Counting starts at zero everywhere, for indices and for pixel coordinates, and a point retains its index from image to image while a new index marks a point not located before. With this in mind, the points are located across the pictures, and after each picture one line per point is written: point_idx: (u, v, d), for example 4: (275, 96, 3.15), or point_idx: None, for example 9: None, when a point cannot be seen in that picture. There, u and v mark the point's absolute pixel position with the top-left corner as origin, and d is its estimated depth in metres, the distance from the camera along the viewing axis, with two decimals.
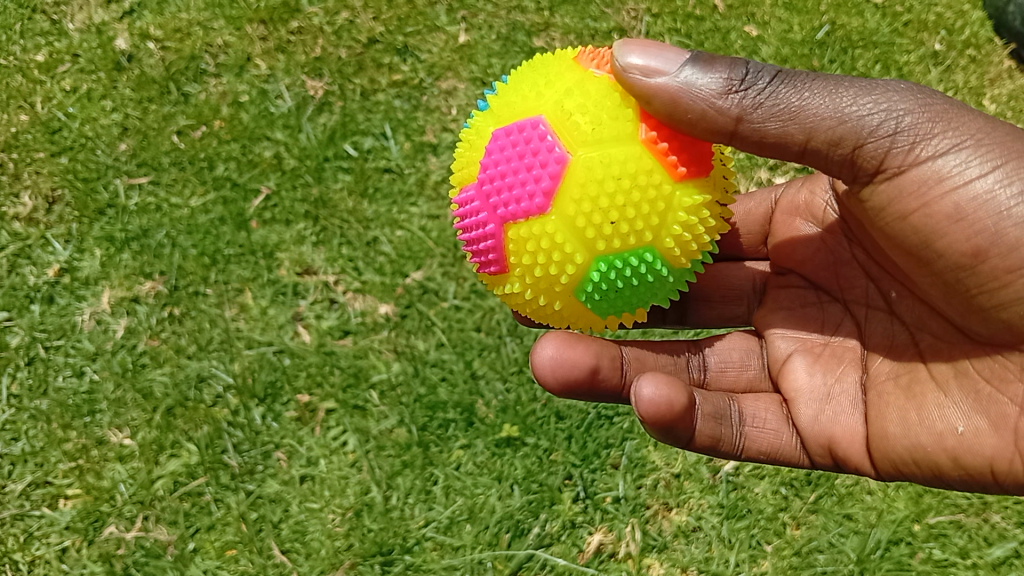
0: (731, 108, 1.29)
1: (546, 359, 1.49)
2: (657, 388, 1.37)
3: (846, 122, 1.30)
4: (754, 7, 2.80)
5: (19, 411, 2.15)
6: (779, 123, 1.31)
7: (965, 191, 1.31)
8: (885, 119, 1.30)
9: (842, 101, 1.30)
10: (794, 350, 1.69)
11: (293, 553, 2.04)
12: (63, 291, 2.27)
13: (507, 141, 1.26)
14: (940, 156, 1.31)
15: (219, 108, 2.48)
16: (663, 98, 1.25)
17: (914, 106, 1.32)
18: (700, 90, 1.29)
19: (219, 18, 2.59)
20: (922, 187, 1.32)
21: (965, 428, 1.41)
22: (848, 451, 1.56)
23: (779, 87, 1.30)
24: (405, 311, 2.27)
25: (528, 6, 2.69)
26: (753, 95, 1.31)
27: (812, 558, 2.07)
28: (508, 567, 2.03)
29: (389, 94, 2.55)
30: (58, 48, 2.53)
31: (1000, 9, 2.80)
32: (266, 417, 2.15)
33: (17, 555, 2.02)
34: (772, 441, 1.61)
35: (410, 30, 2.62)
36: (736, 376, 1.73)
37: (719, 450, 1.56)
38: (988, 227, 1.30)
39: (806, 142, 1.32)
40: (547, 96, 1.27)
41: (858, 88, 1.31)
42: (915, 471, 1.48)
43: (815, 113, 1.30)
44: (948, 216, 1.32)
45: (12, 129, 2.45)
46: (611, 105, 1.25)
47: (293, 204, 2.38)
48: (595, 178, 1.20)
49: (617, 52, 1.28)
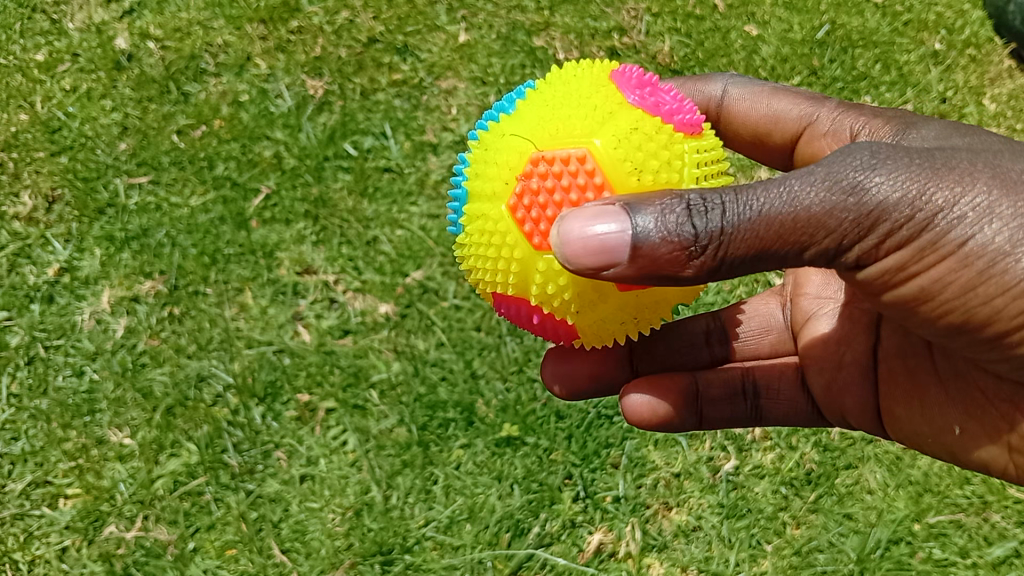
0: (696, 255, 1.11)
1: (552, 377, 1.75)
2: (642, 403, 1.66)
3: (820, 232, 1.13)
4: (754, 6, 2.80)
5: (19, 410, 2.15)
6: (763, 245, 1.11)
7: (960, 267, 1.18)
8: (859, 218, 1.13)
9: (809, 209, 1.12)
10: (815, 313, 1.69)
11: (292, 552, 2.04)
12: (63, 291, 2.27)
13: (514, 310, 1.33)
14: (935, 222, 1.15)
15: (219, 107, 2.48)
16: (628, 278, 1.14)
17: (892, 189, 1.14)
18: (661, 246, 1.10)
19: (219, 17, 2.59)
20: (928, 264, 1.18)
21: (961, 431, 1.45)
22: (858, 417, 1.64)
23: (728, 207, 1.10)
24: (405, 311, 2.27)
25: (528, 6, 2.69)
26: (719, 227, 1.10)
27: (812, 558, 2.07)
28: (508, 567, 2.03)
29: (389, 93, 2.55)
30: (58, 47, 2.53)
31: (1000, 8, 2.79)
32: (266, 416, 2.15)
33: (17, 555, 2.02)
34: (790, 408, 1.72)
35: (410, 30, 2.62)
36: (760, 342, 1.79)
37: (732, 424, 1.73)
38: (1003, 289, 1.18)
39: (786, 261, 1.16)
40: (517, 281, 1.23)
41: (823, 187, 1.13)
42: (918, 448, 1.58)
43: (781, 227, 1.11)
44: (961, 286, 1.19)
45: (11, 129, 2.45)
46: (580, 286, 1.21)
47: (293, 203, 2.38)
48: (601, 340, 1.29)
49: (561, 246, 1.11)
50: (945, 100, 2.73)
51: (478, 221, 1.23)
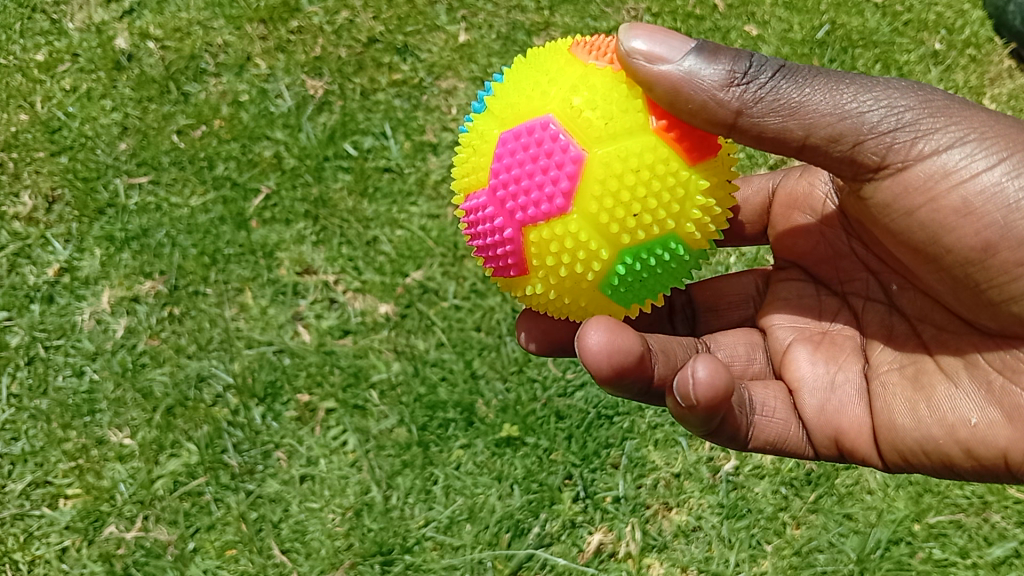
0: (732, 101, 1.30)
1: (598, 347, 1.36)
2: (712, 372, 1.31)
3: (857, 116, 1.31)
4: (755, 6, 2.80)
5: (19, 411, 2.15)
6: (778, 119, 1.33)
7: (972, 184, 1.32)
8: (886, 116, 1.32)
9: (843, 97, 1.32)
10: (794, 339, 1.68)
11: (292, 553, 2.04)
12: (63, 291, 2.27)
13: (520, 143, 1.25)
14: (944, 151, 1.33)
15: (219, 107, 2.48)
16: (666, 83, 1.26)
17: (935, 107, 1.35)
18: (703, 81, 1.29)
19: (219, 16, 2.59)
20: (928, 182, 1.33)
21: (978, 419, 1.41)
22: (854, 442, 1.55)
23: (785, 85, 1.32)
24: (405, 311, 2.27)
25: (528, 5, 2.69)
26: (755, 89, 1.32)
27: (812, 558, 2.07)
28: (508, 567, 2.03)
29: (389, 93, 2.55)
30: (58, 47, 2.53)
31: (1000, 8, 2.79)
32: (266, 416, 2.15)
33: (17, 555, 2.02)
34: (781, 431, 1.57)
35: (410, 30, 2.62)
36: (744, 367, 1.70)
37: (734, 437, 1.53)
38: (996, 221, 1.32)
39: (805, 138, 1.34)
40: (551, 93, 1.26)
41: (858, 87, 1.33)
42: (926, 462, 1.49)
43: (820, 108, 1.31)
44: (955, 211, 1.34)
45: (11, 128, 2.45)
46: (611, 95, 1.25)
47: (292, 204, 2.38)
48: (614, 172, 1.20)
49: (621, 36, 1.30)
50: None
51: (531, 54, 1.36)
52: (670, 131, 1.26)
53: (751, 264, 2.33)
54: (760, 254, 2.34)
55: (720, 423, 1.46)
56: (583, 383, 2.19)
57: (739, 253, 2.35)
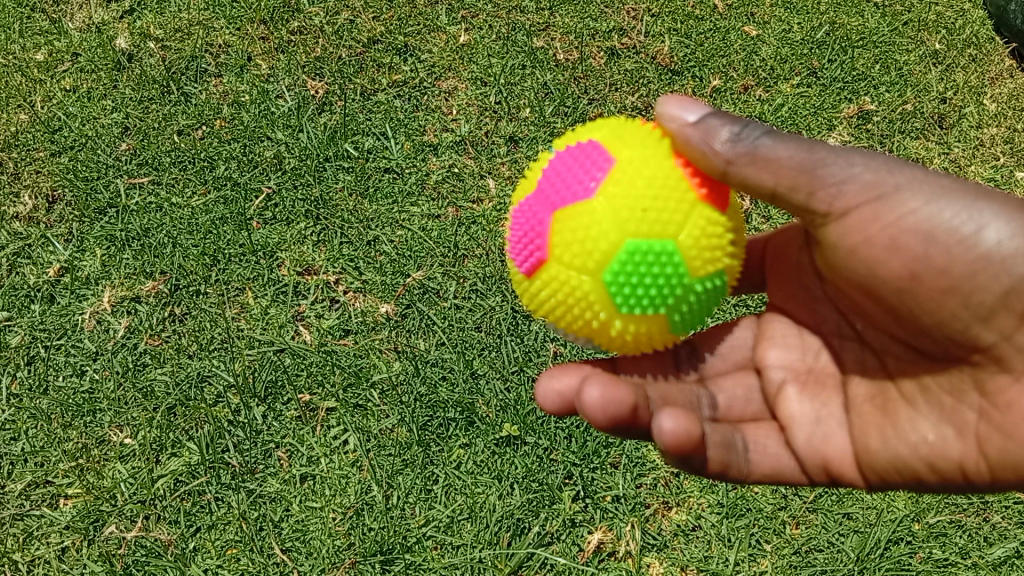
0: (723, 151, 1.34)
1: (593, 403, 1.37)
2: (679, 423, 1.33)
3: (812, 169, 1.39)
4: (754, 7, 2.87)
5: (19, 411, 2.14)
6: (754, 168, 1.36)
7: (902, 222, 1.40)
8: (834, 167, 1.39)
9: (797, 153, 1.39)
10: (782, 379, 1.65)
11: (293, 552, 2.01)
12: (64, 291, 2.28)
13: (568, 151, 1.34)
14: (880, 194, 1.40)
15: (220, 108, 2.55)
16: (681, 140, 1.36)
17: (876, 160, 1.42)
18: (707, 135, 1.35)
19: (219, 17, 2.71)
20: (866, 222, 1.40)
21: (935, 438, 1.51)
22: (842, 470, 1.58)
23: (762, 137, 1.39)
24: (405, 311, 2.28)
25: (528, 6, 2.80)
26: (742, 143, 1.37)
27: (811, 558, 2.07)
28: (508, 566, 2.01)
29: (390, 94, 2.63)
30: (58, 47, 2.63)
31: (1001, 8, 2.85)
32: (267, 416, 2.14)
33: (17, 555, 1.98)
34: (775, 466, 1.60)
35: (411, 31, 2.73)
36: (743, 409, 1.66)
37: (728, 477, 1.55)
38: (922, 254, 1.40)
39: (773, 188, 1.40)
40: (603, 124, 1.37)
41: (807, 144, 1.41)
42: (899, 481, 1.56)
43: (785, 163, 1.39)
44: (886, 247, 1.41)
45: (12, 128, 2.50)
46: (651, 135, 1.36)
47: (293, 204, 2.41)
48: (638, 175, 1.26)
49: (658, 106, 1.43)
50: (944, 99, 2.73)
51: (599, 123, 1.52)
52: (692, 170, 1.32)
53: None
54: None
55: (706, 467, 1.48)
56: None
57: None
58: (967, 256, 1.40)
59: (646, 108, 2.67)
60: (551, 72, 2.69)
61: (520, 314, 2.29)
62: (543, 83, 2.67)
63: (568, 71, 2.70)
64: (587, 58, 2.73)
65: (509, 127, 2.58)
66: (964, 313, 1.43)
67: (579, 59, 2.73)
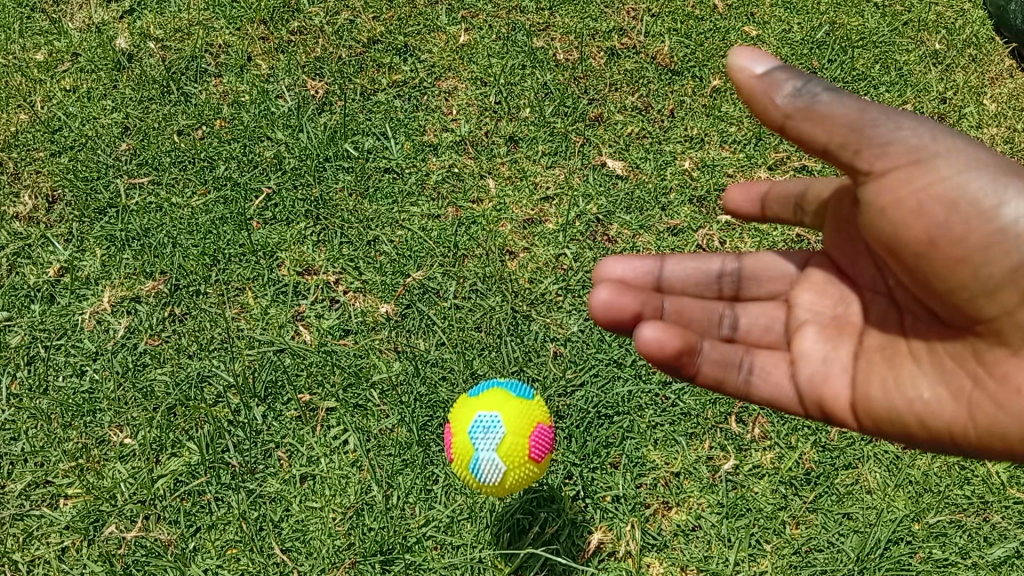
0: (782, 107, 1.33)
1: (599, 302, 1.63)
2: (655, 335, 1.50)
3: (863, 128, 1.31)
4: (753, 7, 2.87)
5: (19, 410, 2.13)
6: (809, 124, 1.33)
7: (933, 189, 1.33)
8: (883, 129, 1.31)
9: (853, 113, 1.31)
10: (805, 319, 1.67)
11: (293, 552, 1.99)
12: (64, 291, 2.28)
13: None
14: (920, 161, 1.32)
15: (220, 108, 2.57)
16: (744, 91, 1.36)
17: (925, 124, 1.33)
18: (769, 90, 1.34)
19: (219, 17, 2.75)
20: (900, 186, 1.33)
21: (930, 397, 1.50)
22: (835, 410, 1.61)
23: (822, 92, 1.32)
24: (405, 311, 2.28)
25: (528, 7, 2.82)
26: (801, 99, 1.32)
27: (812, 558, 2.05)
28: (508, 567, 1.99)
29: (390, 94, 2.64)
30: (58, 46, 2.66)
31: (1001, 8, 2.85)
32: (266, 416, 2.14)
33: (17, 555, 1.96)
34: (775, 394, 1.67)
35: (410, 31, 2.76)
36: (763, 335, 1.73)
37: (724, 392, 1.68)
38: (947, 221, 1.34)
39: (824, 146, 1.34)
40: None
41: (862, 104, 1.32)
42: (889, 432, 1.57)
43: (839, 122, 1.31)
44: (912, 212, 1.35)
45: (12, 129, 2.51)
46: None
47: (293, 204, 2.42)
48: None
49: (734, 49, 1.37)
50: (944, 99, 2.73)
51: None
52: None
53: None
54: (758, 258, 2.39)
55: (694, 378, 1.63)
56: (582, 383, 2.22)
57: (738, 253, 2.41)
58: (984, 228, 1.35)
59: (646, 108, 2.67)
60: (551, 72, 2.70)
61: (520, 314, 2.29)
62: (543, 83, 2.68)
63: (568, 71, 2.71)
64: (587, 59, 2.74)
65: (509, 127, 2.59)
66: (974, 283, 1.37)
67: (578, 60, 2.74)
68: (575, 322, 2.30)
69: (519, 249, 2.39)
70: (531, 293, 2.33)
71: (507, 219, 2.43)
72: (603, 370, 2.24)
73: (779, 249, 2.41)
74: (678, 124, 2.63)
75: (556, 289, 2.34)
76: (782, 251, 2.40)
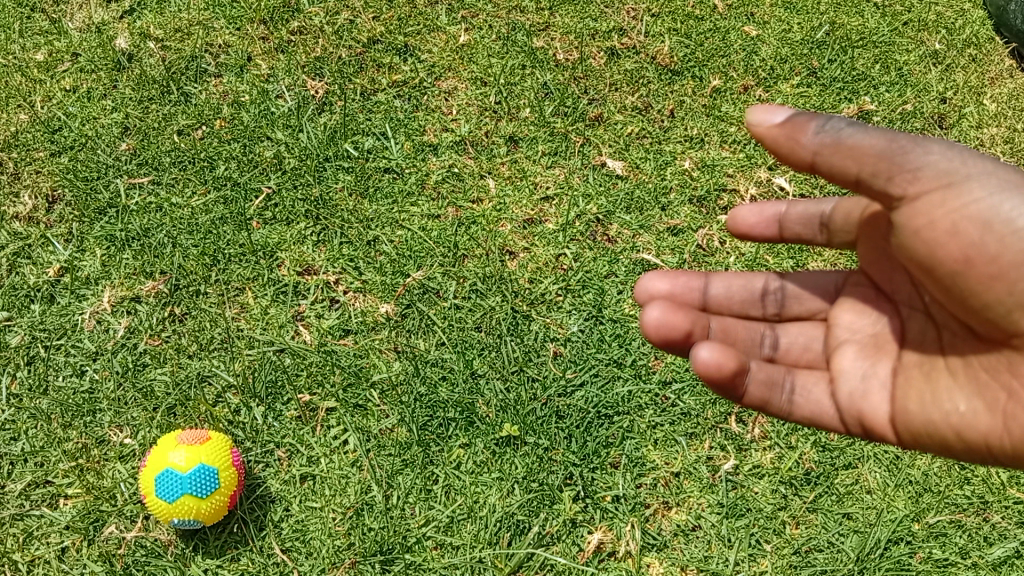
0: (809, 147, 1.31)
1: (652, 321, 1.60)
2: (714, 354, 1.48)
3: (893, 156, 1.27)
4: (753, 7, 2.88)
5: (19, 410, 2.13)
6: (837, 160, 1.30)
7: (965, 209, 1.29)
8: (912, 153, 1.27)
9: (882, 143, 1.28)
10: (843, 337, 1.64)
11: (293, 552, 1.99)
12: (64, 291, 2.28)
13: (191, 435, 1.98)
14: (950, 183, 1.28)
15: (220, 108, 2.57)
16: (769, 140, 1.35)
17: (953, 145, 1.30)
18: (796, 133, 1.32)
19: (219, 17, 2.76)
20: (933, 208, 1.29)
21: (966, 409, 1.47)
22: (875, 426, 1.59)
23: (847, 126, 1.30)
24: (405, 311, 2.28)
25: (528, 7, 2.83)
26: (827, 137, 1.30)
27: (812, 558, 2.05)
28: (508, 566, 1.98)
29: (390, 94, 2.65)
30: (58, 47, 2.66)
31: (1001, 8, 2.85)
32: (266, 416, 2.13)
33: (17, 555, 1.96)
34: (816, 411, 1.66)
35: (411, 31, 2.77)
36: (802, 351, 1.72)
37: (767, 411, 1.68)
38: (979, 240, 1.31)
39: (857, 178, 1.31)
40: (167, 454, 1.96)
41: (889, 133, 1.28)
42: (926, 444, 1.54)
43: (869, 153, 1.28)
44: (945, 233, 1.30)
45: (12, 128, 2.51)
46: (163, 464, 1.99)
47: (293, 204, 2.42)
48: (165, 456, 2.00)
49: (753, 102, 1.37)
50: (944, 99, 2.73)
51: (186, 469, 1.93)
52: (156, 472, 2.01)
53: (750, 265, 2.38)
54: (759, 257, 2.40)
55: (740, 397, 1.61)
56: (582, 383, 2.22)
57: (738, 253, 2.41)
58: (1018, 244, 1.31)
59: (646, 108, 2.66)
60: (551, 73, 2.70)
61: (520, 314, 2.29)
62: (543, 83, 2.68)
63: (568, 71, 2.71)
64: (587, 59, 2.75)
65: (509, 127, 2.59)
66: (1011, 300, 1.33)
67: (578, 60, 2.74)
68: (575, 322, 2.30)
69: (519, 249, 2.39)
70: (531, 293, 2.33)
71: (507, 219, 2.43)
72: (603, 370, 2.24)
73: (779, 249, 2.41)
74: (678, 124, 2.63)
75: (556, 289, 2.33)
76: (782, 251, 2.40)
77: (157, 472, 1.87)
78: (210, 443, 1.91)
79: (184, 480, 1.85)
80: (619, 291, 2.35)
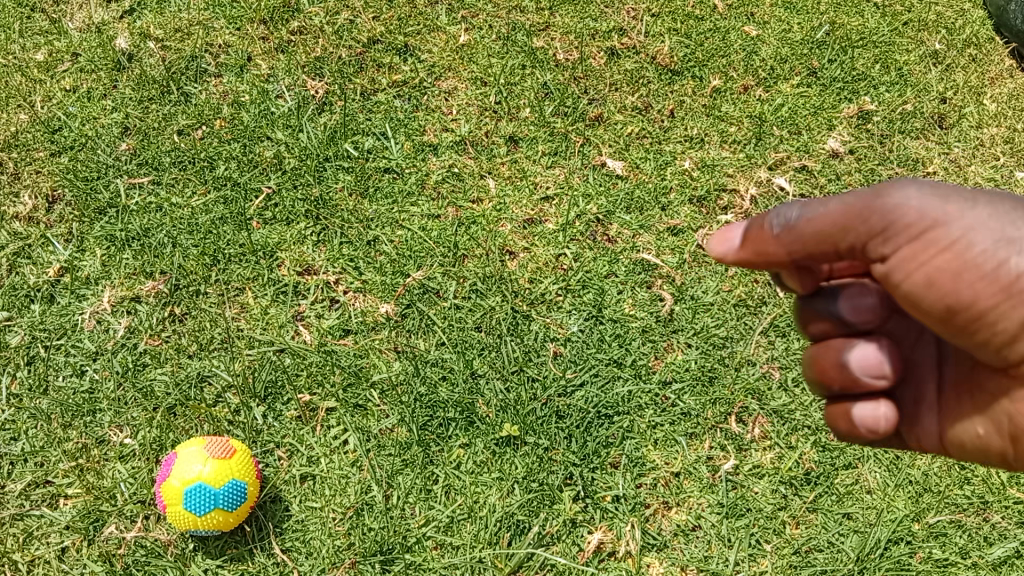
0: (774, 252, 1.29)
1: None
2: None
3: (860, 227, 1.21)
4: (754, 7, 2.88)
5: (19, 411, 2.13)
6: (807, 250, 1.27)
7: (944, 250, 1.18)
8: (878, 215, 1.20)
9: (848, 222, 1.22)
10: None
11: (293, 552, 1.99)
12: (64, 291, 2.28)
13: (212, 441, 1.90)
14: (924, 233, 1.18)
15: (220, 108, 2.57)
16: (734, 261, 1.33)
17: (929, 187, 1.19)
18: (758, 245, 1.29)
19: (219, 17, 2.76)
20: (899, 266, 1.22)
21: (984, 431, 1.35)
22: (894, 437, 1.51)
23: (802, 215, 1.25)
24: (405, 311, 2.28)
25: (528, 7, 2.83)
26: (787, 243, 1.27)
27: (812, 558, 2.05)
28: (508, 566, 1.98)
29: (390, 94, 2.65)
30: (58, 47, 2.66)
31: (1001, 8, 2.85)
32: (266, 416, 2.13)
33: (16, 555, 1.96)
34: None
35: (411, 31, 2.77)
36: None
37: None
38: (957, 283, 1.19)
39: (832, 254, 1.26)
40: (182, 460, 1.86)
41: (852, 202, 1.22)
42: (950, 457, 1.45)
43: (837, 235, 1.23)
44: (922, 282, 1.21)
45: (12, 128, 2.51)
46: None
47: (293, 204, 2.42)
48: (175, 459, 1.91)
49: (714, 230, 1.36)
50: (944, 99, 2.73)
51: None
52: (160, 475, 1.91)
53: (749, 264, 2.39)
54: None
55: None
56: (582, 383, 2.22)
57: None
58: (999, 279, 1.17)
59: (646, 108, 2.66)
60: (550, 72, 2.70)
61: (520, 314, 2.29)
62: (543, 82, 2.68)
63: (568, 71, 2.71)
64: (587, 59, 2.75)
65: (509, 127, 2.59)
66: (999, 335, 1.21)
67: (578, 60, 2.74)
68: (575, 322, 2.30)
69: (519, 249, 2.39)
70: (531, 293, 2.33)
71: (507, 219, 2.44)
72: (603, 370, 2.24)
73: None
74: (678, 124, 2.63)
75: (556, 289, 2.33)
76: None
77: (183, 486, 1.82)
78: (235, 457, 1.87)
79: (217, 493, 1.82)
80: (619, 291, 2.35)
